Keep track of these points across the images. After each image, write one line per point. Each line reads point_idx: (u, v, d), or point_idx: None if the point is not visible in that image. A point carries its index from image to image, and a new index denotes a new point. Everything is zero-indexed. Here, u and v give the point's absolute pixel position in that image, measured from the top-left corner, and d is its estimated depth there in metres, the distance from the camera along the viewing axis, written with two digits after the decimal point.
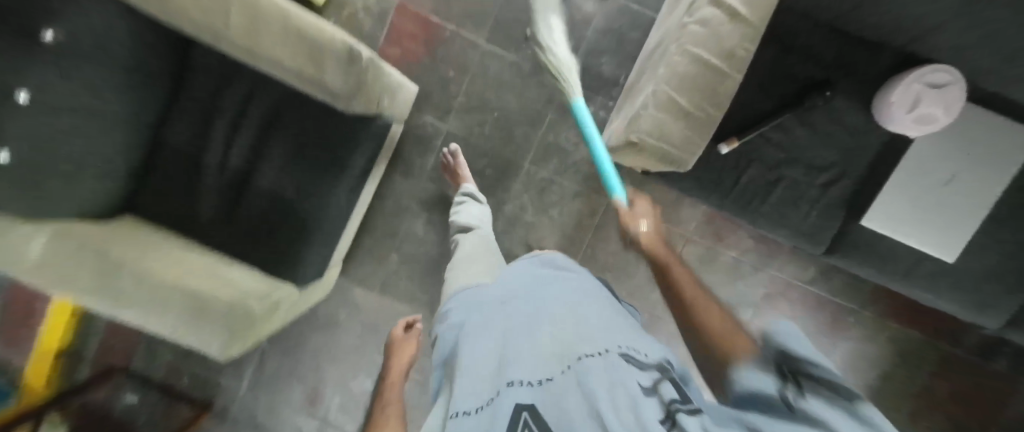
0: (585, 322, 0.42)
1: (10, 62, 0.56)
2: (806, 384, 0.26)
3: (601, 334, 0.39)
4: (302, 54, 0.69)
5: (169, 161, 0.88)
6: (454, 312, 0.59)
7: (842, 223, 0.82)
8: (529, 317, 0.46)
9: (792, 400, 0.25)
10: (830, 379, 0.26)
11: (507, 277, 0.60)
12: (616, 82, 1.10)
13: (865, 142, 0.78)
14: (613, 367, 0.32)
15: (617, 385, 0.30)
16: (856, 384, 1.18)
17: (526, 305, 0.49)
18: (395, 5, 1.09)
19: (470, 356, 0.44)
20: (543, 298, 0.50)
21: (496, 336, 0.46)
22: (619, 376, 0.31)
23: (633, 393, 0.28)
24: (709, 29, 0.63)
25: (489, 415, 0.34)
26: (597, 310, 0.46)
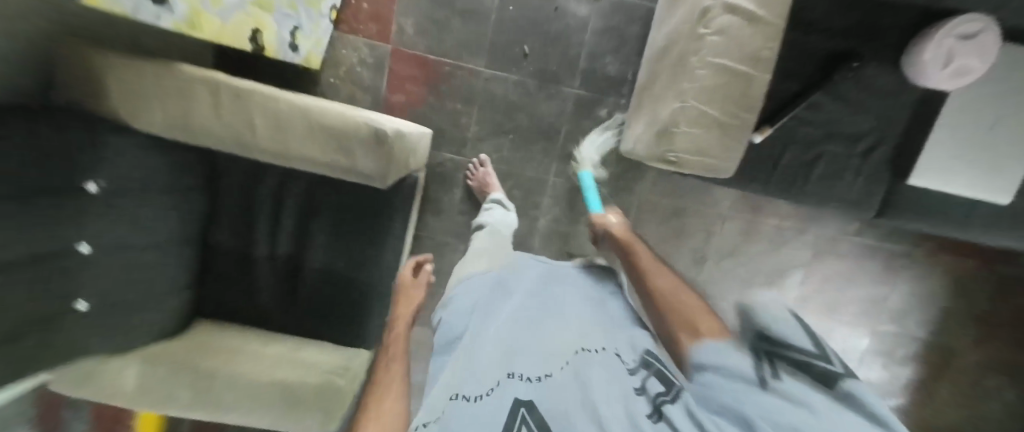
0: (586, 328, 0.52)
1: (63, 221, 0.62)
2: (774, 356, 0.31)
3: (593, 335, 0.49)
4: (331, 148, 0.70)
5: (222, 263, 0.91)
6: (455, 300, 0.67)
7: (888, 185, 0.82)
8: (534, 321, 0.54)
9: (765, 378, 0.29)
10: (801, 357, 0.30)
11: (507, 278, 0.68)
12: (625, 80, 1.09)
13: (894, 103, 0.77)
14: (608, 368, 0.42)
15: (613, 389, 0.39)
16: (916, 319, 1.22)
17: (531, 308, 0.57)
18: (388, 51, 1.08)
19: (473, 349, 0.51)
20: (549, 304, 0.59)
21: (502, 329, 0.53)
22: (616, 383, 0.40)
23: (626, 396, 0.38)
24: (729, 37, 0.62)
25: (490, 399, 0.41)
26: (592, 320, 0.54)
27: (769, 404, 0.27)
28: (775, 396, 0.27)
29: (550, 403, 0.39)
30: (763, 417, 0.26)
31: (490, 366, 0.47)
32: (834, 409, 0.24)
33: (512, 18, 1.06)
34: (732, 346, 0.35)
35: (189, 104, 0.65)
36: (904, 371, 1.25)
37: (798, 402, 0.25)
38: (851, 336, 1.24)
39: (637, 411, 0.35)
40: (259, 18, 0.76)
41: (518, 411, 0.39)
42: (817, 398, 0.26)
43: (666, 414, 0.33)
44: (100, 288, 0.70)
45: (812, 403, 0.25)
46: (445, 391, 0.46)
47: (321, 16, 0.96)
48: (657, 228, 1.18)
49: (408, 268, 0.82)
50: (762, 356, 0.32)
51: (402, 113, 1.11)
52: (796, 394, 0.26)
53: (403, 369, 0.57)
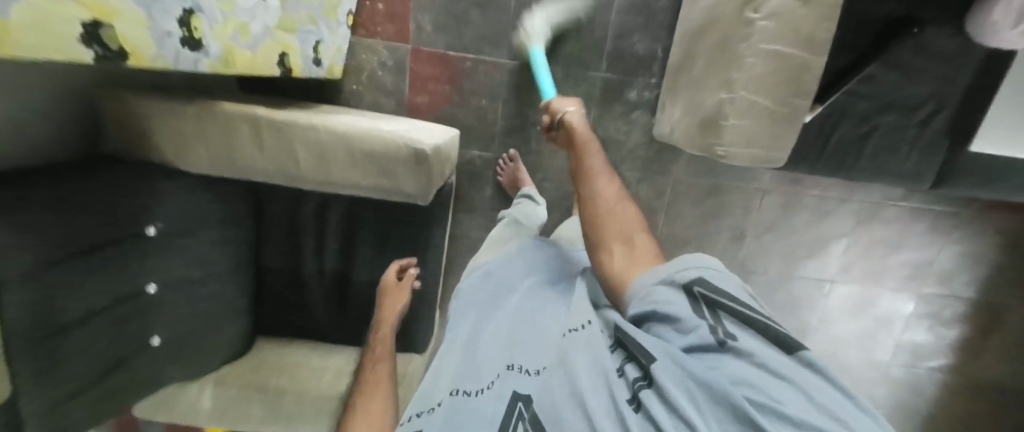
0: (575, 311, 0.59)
1: (122, 267, 0.65)
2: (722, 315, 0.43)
3: (577, 316, 0.56)
4: (373, 171, 0.70)
5: (274, 283, 0.94)
6: (470, 292, 0.74)
7: (949, 154, 0.78)
8: (530, 316, 0.63)
9: (726, 338, 0.40)
10: (742, 316, 0.42)
11: (508, 273, 0.76)
12: (654, 59, 1.05)
13: (964, 66, 0.70)
14: (592, 349, 0.48)
15: (600, 375, 0.44)
16: (967, 279, 1.19)
17: (534, 306, 0.65)
18: (408, 52, 1.05)
19: (480, 350, 0.59)
20: (548, 298, 0.67)
21: (503, 329, 0.62)
22: (599, 367, 0.45)
23: (607, 379, 0.43)
24: (782, 21, 0.58)
25: (493, 393, 0.48)
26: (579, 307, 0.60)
27: (740, 366, 0.37)
28: (749, 360, 0.37)
29: (542, 395, 0.45)
30: (741, 382, 0.35)
31: (490, 363, 0.55)
32: (795, 372, 0.35)
33: (532, 5, 1.01)
34: (684, 300, 0.46)
35: (231, 139, 0.66)
36: (951, 331, 1.24)
37: (766, 368, 0.36)
38: (897, 300, 1.22)
39: (619, 400, 0.40)
40: (284, 41, 0.75)
41: (516, 407, 0.45)
42: (770, 354, 0.37)
43: (645, 403, 0.38)
44: (172, 323, 0.75)
45: (774, 367, 0.36)
46: (445, 386, 0.54)
47: (338, 25, 0.93)
48: (694, 208, 1.16)
49: (391, 271, 0.88)
50: (713, 315, 0.43)
51: (428, 115, 1.10)
52: (762, 359, 0.37)
53: (387, 371, 0.70)
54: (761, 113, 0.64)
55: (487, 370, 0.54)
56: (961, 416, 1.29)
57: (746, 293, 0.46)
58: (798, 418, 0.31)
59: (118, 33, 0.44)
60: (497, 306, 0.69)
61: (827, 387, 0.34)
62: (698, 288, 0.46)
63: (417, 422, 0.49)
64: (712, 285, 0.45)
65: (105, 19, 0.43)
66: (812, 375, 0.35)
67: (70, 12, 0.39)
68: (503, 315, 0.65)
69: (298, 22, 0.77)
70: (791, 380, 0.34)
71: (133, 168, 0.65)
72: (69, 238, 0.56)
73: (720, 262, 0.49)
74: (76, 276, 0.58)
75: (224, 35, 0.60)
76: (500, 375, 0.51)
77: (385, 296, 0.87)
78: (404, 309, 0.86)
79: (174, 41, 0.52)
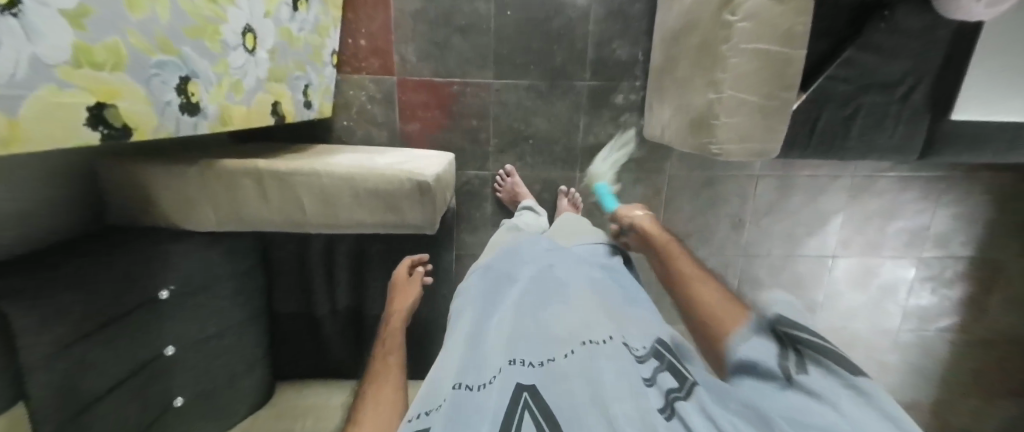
0: (580, 310, 0.59)
1: (138, 334, 0.64)
2: (803, 354, 0.43)
3: (591, 321, 0.56)
4: (378, 207, 0.71)
5: (290, 326, 0.95)
6: (473, 288, 0.75)
7: (932, 123, 0.80)
8: (532, 308, 0.62)
9: (795, 373, 0.42)
10: (814, 351, 0.43)
11: (509, 268, 0.75)
12: (636, 62, 1.07)
13: (934, 35, 0.73)
14: (619, 360, 0.48)
15: (626, 382, 0.44)
16: (963, 239, 1.21)
17: (535, 296, 0.65)
18: (395, 82, 1.06)
19: (480, 343, 0.57)
20: (546, 285, 0.67)
21: (504, 324, 0.60)
22: (627, 378, 0.45)
23: (638, 390, 0.43)
24: (760, 21, 0.60)
25: (497, 385, 0.47)
26: (585, 305, 0.61)
27: (799, 398, 0.39)
28: (811, 391, 0.39)
29: (552, 391, 0.45)
30: (803, 413, 0.37)
31: (492, 358, 0.53)
32: (850, 400, 0.38)
33: (512, 24, 1.03)
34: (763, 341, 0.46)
35: (234, 194, 0.66)
36: (953, 291, 1.26)
37: (823, 397, 0.38)
38: (899, 267, 1.24)
39: (648, 408, 0.41)
40: (276, 91, 0.76)
41: (522, 396, 0.44)
42: (833, 387, 0.39)
43: (680, 413, 0.41)
44: (195, 382, 0.75)
45: (832, 397, 0.38)
46: (449, 380, 0.50)
47: (324, 67, 0.95)
48: (692, 201, 1.17)
49: (403, 266, 0.82)
50: (790, 353, 0.44)
51: (421, 141, 1.11)
52: (825, 392, 0.38)
53: (399, 361, 0.65)
54: (754, 108, 0.65)
55: (487, 364, 0.52)
56: (971, 373, 1.32)
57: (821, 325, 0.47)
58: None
59: (122, 111, 0.46)
60: (497, 300, 0.68)
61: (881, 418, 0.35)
62: (778, 327, 0.47)
63: (422, 421, 0.45)
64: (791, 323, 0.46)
65: (109, 100, 0.44)
66: (866, 407, 0.37)
67: (77, 100, 0.40)
68: (503, 309, 0.64)
69: (286, 71, 0.79)
70: (846, 408, 0.37)
71: (138, 234, 0.66)
72: (84, 318, 0.56)
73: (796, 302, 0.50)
74: (96, 351, 0.58)
75: (220, 95, 0.61)
76: (503, 370, 0.49)
77: (394, 291, 0.82)
78: (412, 305, 0.80)
79: (173, 109, 0.53)
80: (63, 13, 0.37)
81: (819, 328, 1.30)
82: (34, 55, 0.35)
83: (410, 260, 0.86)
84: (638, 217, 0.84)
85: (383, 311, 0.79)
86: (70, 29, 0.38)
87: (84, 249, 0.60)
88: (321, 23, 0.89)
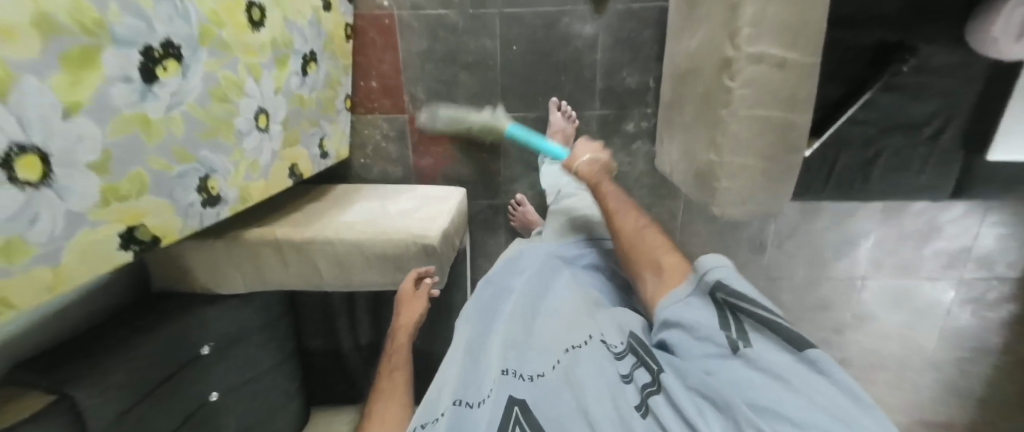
0: (572, 321, 0.66)
1: (181, 389, 0.72)
2: (745, 326, 0.51)
3: (577, 331, 0.63)
4: (389, 268, 0.76)
5: (319, 360, 1.04)
6: (479, 297, 0.79)
7: (964, 162, 0.75)
8: (525, 318, 0.69)
9: (742, 347, 0.49)
10: (762, 322, 0.50)
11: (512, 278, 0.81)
12: (647, 89, 1.03)
13: (968, 75, 0.69)
14: (596, 364, 0.56)
15: (603, 383, 0.53)
16: (1013, 259, 1.13)
17: (529, 302, 0.72)
18: (407, 120, 1.09)
19: (484, 353, 0.66)
20: (540, 296, 0.74)
21: (502, 331, 0.68)
22: (606, 381, 0.53)
23: (614, 393, 0.51)
24: (759, 88, 0.57)
25: (493, 402, 0.54)
26: (574, 310, 0.68)
27: (747, 370, 0.46)
28: (757, 362, 0.46)
29: (539, 402, 0.53)
30: (746, 387, 0.44)
31: (490, 371, 0.61)
32: (797, 374, 0.44)
33: (519, 57, 1.02)
34: (710, 311, 0.54)
35: (259, 262, 0.73)
36: (997, 312, 1.19)
37: (774, 373, 0.45)
38: (937, 289, 1.18)
39: (626, 406, 0.50)
40: (291, 155, 0.80)
41: (513, 411, 0.52)
42: (781, 358, 0.46)
43: (653, 410, 0.49)
44: (239, 414, 0.84)
45: (776, 371, 0.44)
46: (449, 396, 0.58)
47: (338, 114, 0.98)
48: (710, 226, 1.15)
49: (408, 280, 0.77)
50: (736, 319, 0.52)
51: (434, 174, 1.14)
52: (770, 365, 0.45)
53: (405, 377, 0.71)
54: (755, 172, 0.63)
55: (485, 381, 0.60)
56: (1014, 397, 1.25)
57: (757, 293, 0.55)
58: (796, 417, 0.40)
59: (149, 227, 0.51)
60: (496, 312, 0.75)
61: (824, 387, 0.42)
62: (719, 292, 0.55)
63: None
64: (729, 289, 0.54)
65: (136, 222, 0.49)
66: (806, 371, 0.45)
67: (107, 233, 0.46)
68: (501, 325, 0.70)
69: (300, 132, 0.82)
70: (795, 383, 0.43)
71: (180, 303, 0.73)
72: (138, 386, 0.64)
73: (733, 265, 0.59)
74: (149, 410, 0.66)
75: (238, 178, 0.66)
76: (498, 383, 0.57)
77: (401, 305, 0.79)
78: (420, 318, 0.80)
79: (196, 207, 0.58)
80: (89, 166, 0.42)
81: (847, 348, 1.26)
82: (67, 211, 0.40)
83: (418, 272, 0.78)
84: (583, 164, 0.83)
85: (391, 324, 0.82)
86: (95, 177, 0.43)
87: (133, 322, 0.67)
88: (332, 75, 0.91)
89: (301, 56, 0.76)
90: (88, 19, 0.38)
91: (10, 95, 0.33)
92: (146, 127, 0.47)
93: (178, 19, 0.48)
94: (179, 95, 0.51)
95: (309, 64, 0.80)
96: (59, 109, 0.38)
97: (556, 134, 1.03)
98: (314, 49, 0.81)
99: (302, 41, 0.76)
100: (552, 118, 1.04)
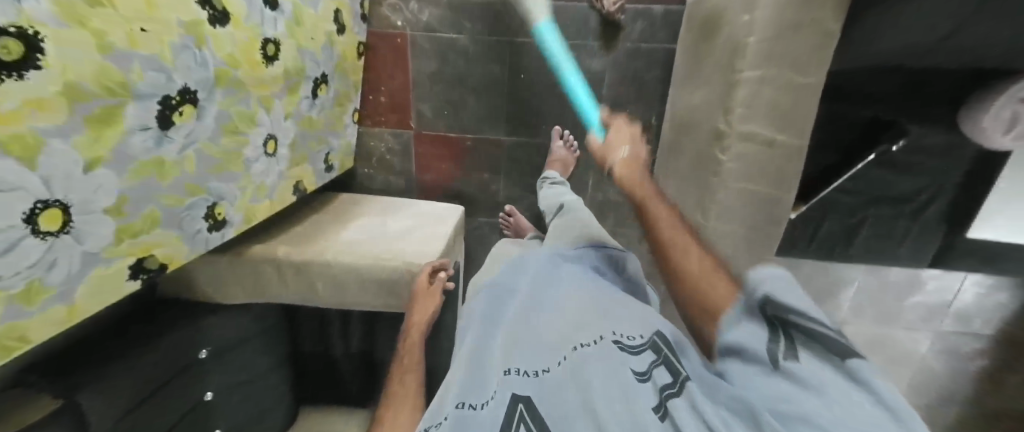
0: (580, 316, 0.56)
1: (180, 390, 0.76)
2: (793, 337, 0.37)
3: (587, 325, 0.54)
4: (382, 292, 0.80)
5: (310, 363, 1.08)
6: (483, 299, 0.73)
7: (946, 236, 0.78)
8: (529, 313, 0.62)
9: (782, 359, 0.36)
10: (817, 334, 0.36)
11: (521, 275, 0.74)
12: (650, 125, 1.05)
13: (955, 157, 0.71)
14: (608, 359, 0.45)
15: (616, 380, 0.42)
16: (991, 317, 1.16)
17: (537, 298, 0.65)
18: (412, 136, 1.11)
19: (486, 353, 0.58)
20: (547, 292, 0.66)
21: (507, 329, 0.60)
22: (619, 376, 0.43)
23: (630, 390, 0.41)
24: (747, 163, 0.60)
25: (493, 403, 0.46)
26: (583, 303, 0.59)
27: (782, 385, 0.34)
28: (797, 377, 0.33)
29: (544, 402, 0.44)
30: (781, 399, 0.32)
31: (494, 369, 0.53)
32: (840, 388, 0.31)
33: (526, 85, 1.03)
34: (748, 315, 0.40)
35: (260, 279, 0.77)
36: (970, 365, 1.22)
37: (813, 385, 0.32)
38: (914, 339, 1.21)
39: (640, 407, 0.38)
40: (297, 173, 0.83)
41: (516, 408, 0.44)
42: (828, 375, 0.33)
43: (672, 412, 0.37)
44: (231, 409, 0.88)
45: (817, 385, 0.32)
46: (451, 399, 0.50)
47: (345, 128, 1.01)
48: None
49: (424, 274, 0.78)
50: (783, 332, 0.38)
51: (435, 189, 1.17)
52: (812, 380, 0.33)
53: (418, 382, 0.62)
54: (739, 239, 0.65)
55: (489, 381, 0.52)
56: None
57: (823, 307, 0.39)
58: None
59: (159, 256, 0.54)
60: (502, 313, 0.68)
61: (869, 401, 0.30)
62: (766, 309, 0.39)
63: None
64: (777, 302, 0.38)
65: (148, 253, 0.53)
66: (857, 389, 0.31)
67: (120, 266, 0.49)
68: (503, 328, 0.61)
69: (307, 151, 0.85)
70: (836, 399, 0.31)
71: (180, 311, 0.77)
72: (141, 389, 0.68)
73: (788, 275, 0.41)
74: (149, 407, 0.70)
75: (244, 201, 0.69)
76: (501, 382, 0.49)
77: (416, 301, 0.78)
78: (433, 315, 0.78)
79: (202, 233, 0.61)
80: (106, 211, 0.45)
81: None
82: (85, 253, 0.44)
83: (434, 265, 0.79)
84: (619, 162, 0.67)
85: (403, 323, 0.77)
86: (111, 220, 0.46)
87: (142, 329, 0.71)
88: (342, 93, 0.93)
89: (312, 80, 0.79)
90: (112, 80, 0.41)
91: (38, 160, 0.36)
92: (160, 170, 0.50)
93: (196, 67, 0.51)
94: (193, 135, 0.54)
95: (319, 86, 0.82)
96: (82, 164, 0.40)
97: (556, 164, 1.06)
98: (325, 71, 0.83)
99: (313, 66, 0.78)
100: (554, 147, 1.07)
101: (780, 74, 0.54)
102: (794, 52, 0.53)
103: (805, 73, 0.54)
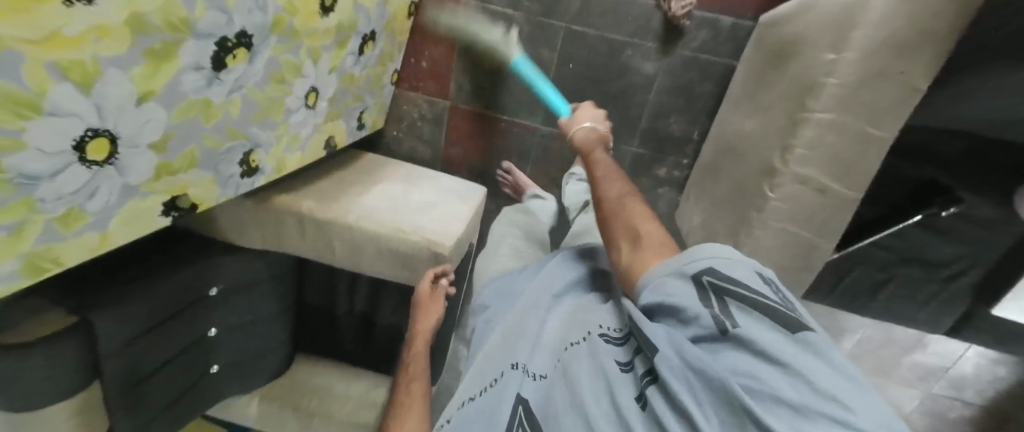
0: (577, 321, 0.59)
1: (188, 323, 0.77)
2: (730, 305, 0.40)
3: (581, 327, 0.57)
4: (397, 262, 0.82)
5: (314, 314, 1.10)
6: (489, 296, 0.77)
7: (969, 306, 0.78)
8: (535, 311, 0.64)
9: (731, 327, 0.38)
10: (756, 304, 0.39)
11: (530, 271, 0.76)
12: (689, 139, 1.02)
13: (1001, 230, 0.69)
14: (596, 359, 0.48)
15: (602, 380, 0.45)
16: (984, 389, 1.16)
17: (542, 295, 0.67)
18: (448, 108, 1.09)
19: (493, 348, 0.61)
20: (553, 290, 0.68)
21: (511, 325, 0.63)
22: (605, 376, 0.45)
23: (614, 384, 0.44)
24: (793, 205, 0.58)
25: (495, 394, 0.51)
26: (584, 308, 0.61)
27: (742, 357, 0.36)
28: (748, 344, 0.36)
29: (543, 404, 0.48)
30: (741, 371, 0.34)
31: (498, 363, 0.57)
32: (795, 356, 0.34)
33: (572, 77, 1.00)
34: (688, 289, 0.44)
35: (282, 231, 0.79)
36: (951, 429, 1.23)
37: (772, 357, 0.34)
38: (904, 394, 1.21)
39: (625, 403, 0.41)
40: (331, 128, 0.81)
41: (516, 411, 0.47)
42: (776, 341, 0.35)
43: (651, 402, 0.39)
44: (237, 352, 0.92)
45: (773, 355, 0.34)
46: (457, 399, 0.57)
47: (383, 88, 0.98)
48: None
49: (425, 279, 0.79)
50: (720, 302, 0.41)
51: (461, 164, 1.15)
52: (766, 347, 0.35)
53: (423, 392, 0.63)
54: None
55: (493, 370, 0.56)
56: None
57: (758, 272, 0.43)
58: (796, 402, 0.31)
59: (191, 197, 0.54)
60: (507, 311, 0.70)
61: (823, 368, 0.33)
62: (705, 276, 0.43)
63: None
64: (720, 273, 0.42)
65: (182, 192, 0.52)
66: (811, 359, 0.34)
67: (155, 201, 0.49)
68: (507, 324, 0.64)
69: (344, 108, 0.83)
70: (799, 367, 0.33)
71: (199, 246, 0.77)
72: (152, 313, 0.68)
73: (724, 249, 0.45)
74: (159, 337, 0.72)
75: (278, 152, 0.67)
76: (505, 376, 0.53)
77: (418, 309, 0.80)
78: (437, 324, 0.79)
79: (235, 178, 0.60)
80: (150, 145, 0.44)
81: None
82: (124, 184, 0.43)
83: (436, 271, 0.79)
84: (580, 131, 0.74)
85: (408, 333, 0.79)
86: (154, 155, 0.45)
87: (160, 260, 0.70)
88: (385, 52, 0.90)
89: (361, 37, 0.76)
90: (176, 17, 0.39)
91: (94, 86, 0.35)
92: (206, 110, 0.49)
93: (256, 12, 0.49)
94: (241, 79, 0.52)
95: (366, 44, 0.79)
96: (134, 97, 0.39)
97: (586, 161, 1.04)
98: (375, 29, 0.80)
99: (365, 23, 0.76)
100: None
101: (850, 122, 0.52)
102: (872, 103, 0.51)
103: (880, 126, 0.52)
